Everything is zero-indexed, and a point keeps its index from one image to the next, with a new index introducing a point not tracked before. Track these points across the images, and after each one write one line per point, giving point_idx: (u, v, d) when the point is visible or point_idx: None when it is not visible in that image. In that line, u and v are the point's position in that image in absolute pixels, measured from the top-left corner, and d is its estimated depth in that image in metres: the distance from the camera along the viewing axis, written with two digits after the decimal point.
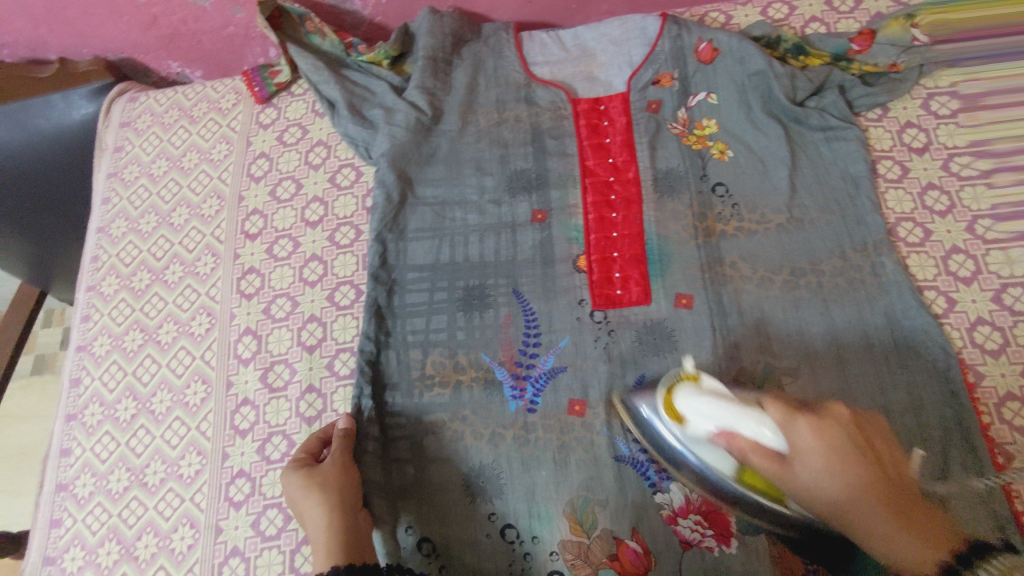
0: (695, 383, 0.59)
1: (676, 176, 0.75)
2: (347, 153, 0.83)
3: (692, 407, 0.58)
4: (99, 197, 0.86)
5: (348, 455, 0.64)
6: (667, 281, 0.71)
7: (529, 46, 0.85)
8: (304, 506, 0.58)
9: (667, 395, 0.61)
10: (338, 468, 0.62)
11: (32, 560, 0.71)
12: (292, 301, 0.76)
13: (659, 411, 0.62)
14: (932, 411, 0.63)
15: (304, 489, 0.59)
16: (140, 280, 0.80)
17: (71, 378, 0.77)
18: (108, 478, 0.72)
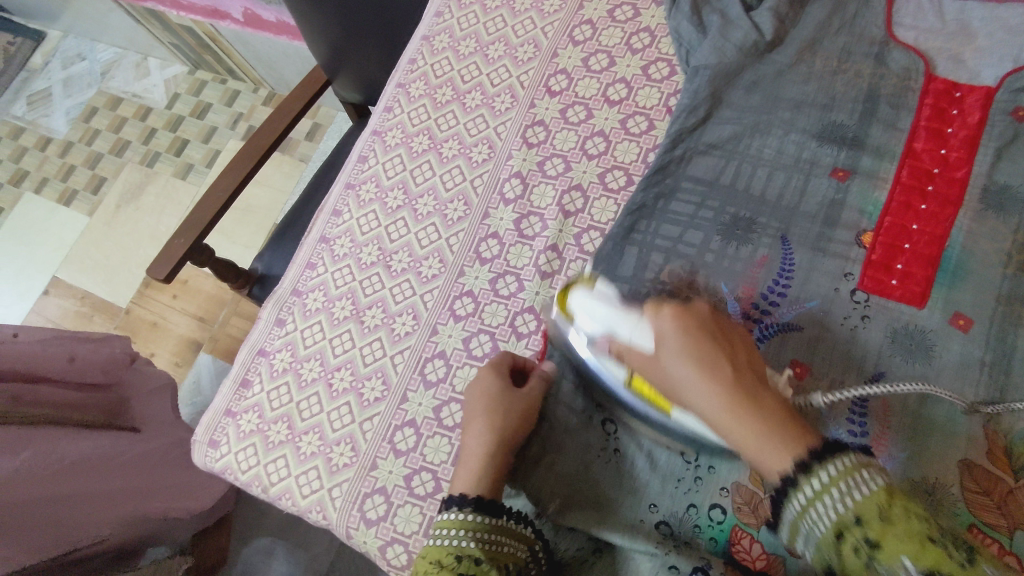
0: (590, 288, 0.62)
1: (1012, 196, 0.68)
2: (668, 49, 0.83)
3: (586, 312, 0.60)
4: (433, 9, 0.93)
5: (532, 403, 0.66)
6: (952, 294, 0.65)
7: (902, 4, 0.78)
8: (470, 428, 0.64)
9: (563, 294, 0.64)
10: (518, 407, 0.65)
11: (285, 287, 0.82)
12: (566, 164, 0.80)
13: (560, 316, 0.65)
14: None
15: (478, 411, 0.65)
16: (443, 94, 0.87)
17: (360, 155, 0.87)
18: (362, 248, 0.81)
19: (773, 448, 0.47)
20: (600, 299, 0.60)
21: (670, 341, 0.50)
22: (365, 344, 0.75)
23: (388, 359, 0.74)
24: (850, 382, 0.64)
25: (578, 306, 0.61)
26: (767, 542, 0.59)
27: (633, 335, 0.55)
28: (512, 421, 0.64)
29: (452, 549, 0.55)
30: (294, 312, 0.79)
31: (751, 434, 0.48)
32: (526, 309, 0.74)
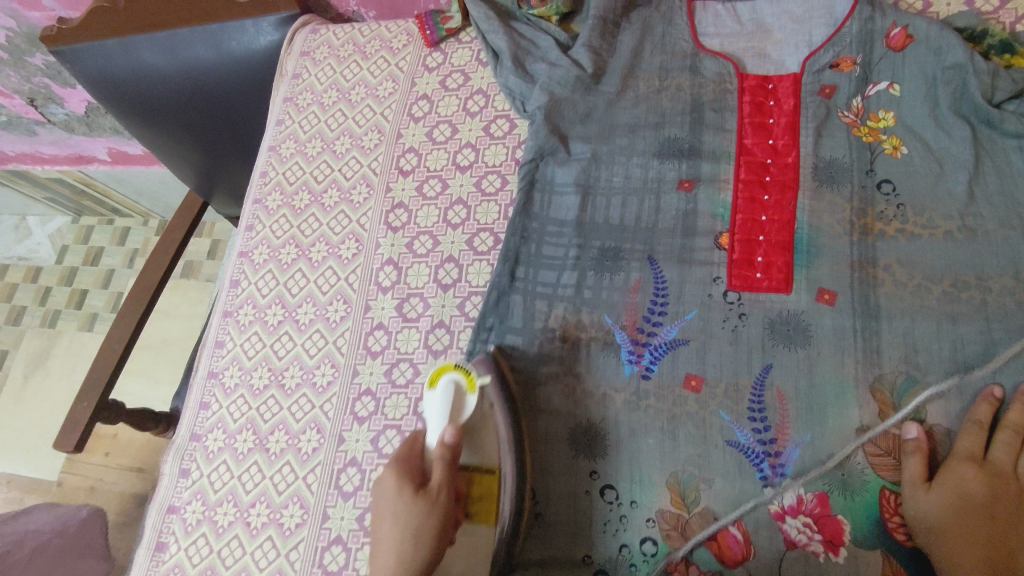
0: (464, 387, 0.66)
1: (840, 167, 0.72)
2: (504, 104, 0.84)
3: (439, 400, 0.64)
4: (274, 119, 0.94)
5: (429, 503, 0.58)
6: (812, 273, 0.68)
7: (702, 15, 0.82)
8: (379, 553, 0.57)
9: (439, 371, 0.66)
10: (431, 510, 0.58)
11: (182, 434, 0.78)
12: (433, 239, 0.80)
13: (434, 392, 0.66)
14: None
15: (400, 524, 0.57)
16: (301, 200, 0.87)
17: (231, 279, 0.85)
18: (252, 374, 0.79)
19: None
20: (444, 403, 0.64)
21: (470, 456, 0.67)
22: (276, 471, 0.73)
23: (301, 480, 0.72)
24: (743, 380, 0.66)
25: (438, 394, 0.65)
26: (701, 560, 0.62)
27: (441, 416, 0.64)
28: (417, 521, 0.57)
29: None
30: (197, 458, 0.76)
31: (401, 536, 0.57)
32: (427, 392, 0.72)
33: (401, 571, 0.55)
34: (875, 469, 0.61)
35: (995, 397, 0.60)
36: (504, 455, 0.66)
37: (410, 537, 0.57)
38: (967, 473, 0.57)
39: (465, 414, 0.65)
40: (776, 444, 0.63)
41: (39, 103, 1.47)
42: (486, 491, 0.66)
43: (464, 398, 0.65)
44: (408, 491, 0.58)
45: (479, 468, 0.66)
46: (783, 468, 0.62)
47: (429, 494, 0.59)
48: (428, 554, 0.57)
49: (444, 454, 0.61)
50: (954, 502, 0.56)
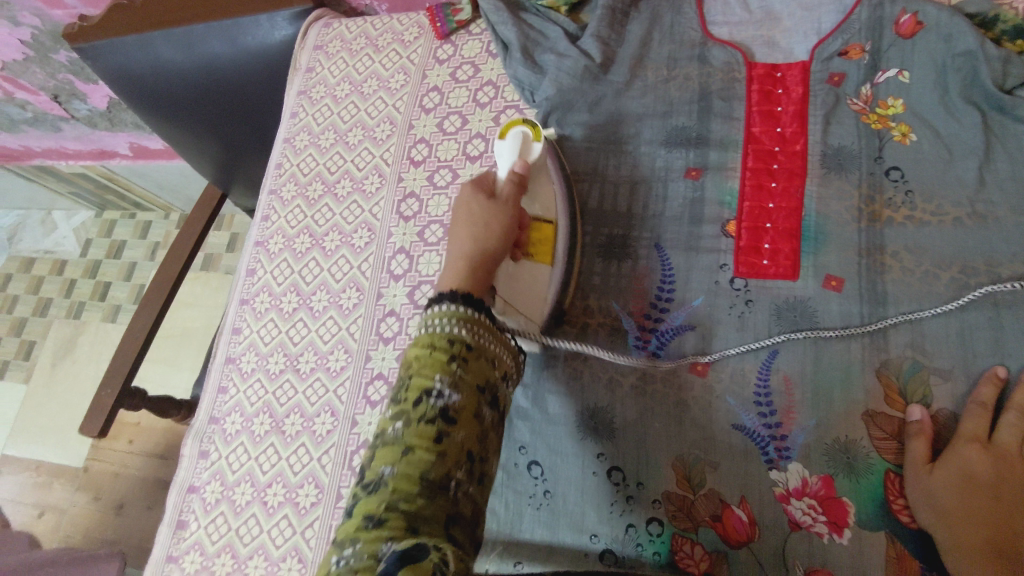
0: (530, 136, 0.72)
1: (849, 154, 0.72)
2: (514, 95, 0.85)
3: (507, 149, 0.71)
4: (289, 111, 0.96)
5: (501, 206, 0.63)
6: (819, 260, 0.69)
7: (711, 5, 0.82)
8: (451, 243, 0.60)
9: (507, 126, 0.74)
10: (506, 209, 0.63)
11: (201, 417, 0.81)
12: (444, 228, 0.81)
13: (505, 142, 0.72)
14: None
15: (467, 215, 0.62)
16: (315, 190, 0.89)
17: (247, 268, 0.87)
18: (268, 359, 0.81)
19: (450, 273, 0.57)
20: (511, 147, 0.72)
21: (536, 207, 0.70)
22: (291, 453, 0.75)
23: (315, 462, 0.74)
24: (749, 365, 0.67)
25: (508, 141, 0.72)
26: (707, 542, 0.62)
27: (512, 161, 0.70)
28: (493, 222, 0.61)
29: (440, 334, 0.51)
30: (215, 440, 0.79)
31: (472, 230, 0.60)
32: None
33: (470, 271, 0.57)
34: (879, 453, 0.61)
35: (997, 377, 0.60)
36: (558, 233, 0.71)
37: (476, 232, 0.60)
38: (970, 455, 0.57)
39: (532, 158, 0.72)
40: (782, 427, 0.64)
41: (63, 100, 1.51)
42: (540, 250, 0.69)
43: (530, 144, 0.72)
44: (483, 197, 0.63)
45: (538, 218, 0.70)
46: (788, 451, 0.63)
47: (500, 199, 0.64)
48: (496, 250, 0.60)
49: (516, 174, 0.67)
50: (957, 483, 0.56)
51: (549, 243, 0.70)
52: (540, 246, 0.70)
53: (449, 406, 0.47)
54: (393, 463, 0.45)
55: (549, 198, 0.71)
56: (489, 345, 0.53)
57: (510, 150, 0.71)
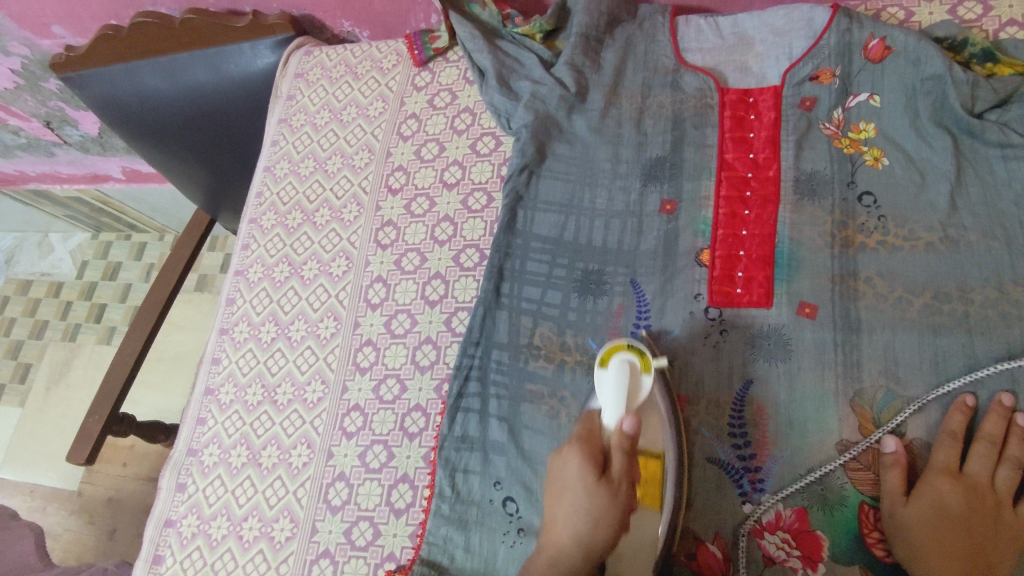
0: (639, 371, 0.61)
1: (821, 179, 0.71)
2: (490, 122, 0.86)
3: (606, 385, 0.60)
4: (270, 140, 0.97)
5: (603, 503, 0.55)
6: (793, 287, 0.68)
7: (684, 30, 0.82)
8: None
9: (608, 351, 0.63)
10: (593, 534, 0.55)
11: (179, 448, 0.81)
12: (421, 256, 0.81)
13: (602, 371, 0.62)
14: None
15: (554, 516, 0.56)
16: (293, 219, 0.89)
17: (227, 298, 0.88)
18: (246, 390, 0.81)
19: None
20: (614, 378, 0.60)
21: (652, 430, 0.62)
22: (267, 485, 0.75)
23: (291, 495, 0.73)
24: (724, 396, 0.66)
25: (607, 376, 0.61)
26: None
27: (612, 386, 0.60)
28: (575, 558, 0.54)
29: None
30: (193, 472, 0.79)
31: (563, 517, 0.55)
32: (413, 408, 0.74)
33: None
34: (853, 484, 0.61)
35: (967, 405, 0.60)
36: (667, 471, 0.61)
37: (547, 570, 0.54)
38: (942, 485, 0.58)
39: (636, 398, 0.61)
40: (756, 460, 0.63)
41: (55, 126, 1.52)
42: (647, 495, 0.60)
43: (639, 378, 0.61)
44: (593, 479, 0.56)
45: (643, 451, 0.62)
46: (762, 484, 0.62)
47: (610, 482, 0.56)
48: (597, 542, 0.55)
49: (623, 443, 0.57)
50: (934, 516, 0.56)
51: (646, 357, 0.65)
52: (649, 497, 0.60)
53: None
54: None
55: (655, 434, 0.62)
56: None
57: (610, 387, 0.60)
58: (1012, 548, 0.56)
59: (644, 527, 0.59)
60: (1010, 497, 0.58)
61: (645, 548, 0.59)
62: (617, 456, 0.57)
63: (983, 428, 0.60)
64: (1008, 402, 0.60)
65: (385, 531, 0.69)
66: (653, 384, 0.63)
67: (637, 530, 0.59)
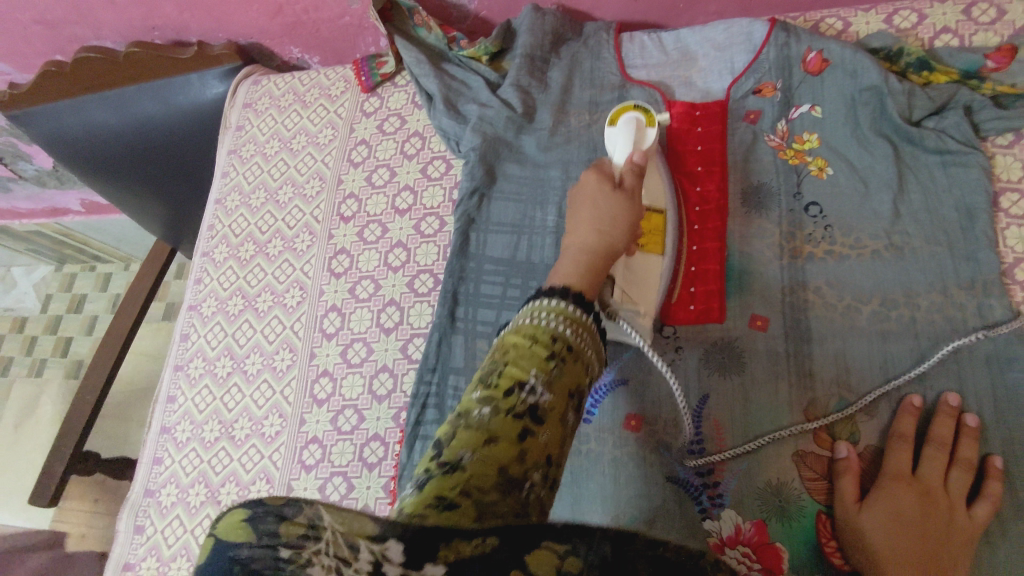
0: (645, 122, 0.69)
1: (767, 192, 0.72)
2: (441, 145, 0.85)
3: (624, 132, 0.67)
4: (221, 171, 0.96)
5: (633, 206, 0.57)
6: (744, 300, 0.69)
7: (628, 48, 0.83)
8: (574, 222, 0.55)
9: (622, 111, 0.71)
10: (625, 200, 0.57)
11: (136, 491, 0.79)
12: (375, 283, 0.80)
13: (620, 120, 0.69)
14: (1002, 462, 0.59)
15: (589, 194, 0.57)
16: (247, 250, 0.88)
17: (181, 333, 0.86)
18: (203, 427, 0.79)
19: (595, 211, 0.55)
20: (627, 127, 0.68)
21: (658, 197, 0.68)
22: None
23: None
24: (681, 415, 0.66)
25: (624, 124, 0.68)
26: None
27: (625, 139, 0.67)
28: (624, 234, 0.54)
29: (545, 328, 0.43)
30: (150, 514, 0.76)
31: (585, 220, 0.54)
32: (372, 437, 0.73)
33: (591, 279, 0.50)
34: (809, 494, 0.61)
35: (914, 406, 0.61)
36: (667, 226, 0.68)
37: (603, 223, 0.54)
38: (899, 491, 0.57)
39: (648, 142, 0.68)
40: (714, 474, 0.63)
41: (8, 160, 1.50)
42: (651, 238, 0.66)
43: (645, 131, 0.68)
44: (609, 187, 0.57)
45: (648, 208, 0.67)
46: (721, 498, 0.62)
47: (626, 191, 0.58)
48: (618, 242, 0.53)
49: (632, 176, 0.60)
50: (891, 518, 0.55)
51: (660, 237, 0.67)
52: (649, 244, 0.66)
53: (540, 405, 0.39)
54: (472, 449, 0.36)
55: (657, 186, 0.69)
56: (587, 349, 0.45)
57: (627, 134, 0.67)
58: (967, 550, 0.54)
59: (640, 265, 0.64)
60: (964, 499, 0.57)
61: (647, 278, 0.64)
62: (630, 176, 0.60)
63: (933, 429, 0.60)
64: (953, 402, 0.61)
65: None
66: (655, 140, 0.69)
67: (635, 265, 0.64)
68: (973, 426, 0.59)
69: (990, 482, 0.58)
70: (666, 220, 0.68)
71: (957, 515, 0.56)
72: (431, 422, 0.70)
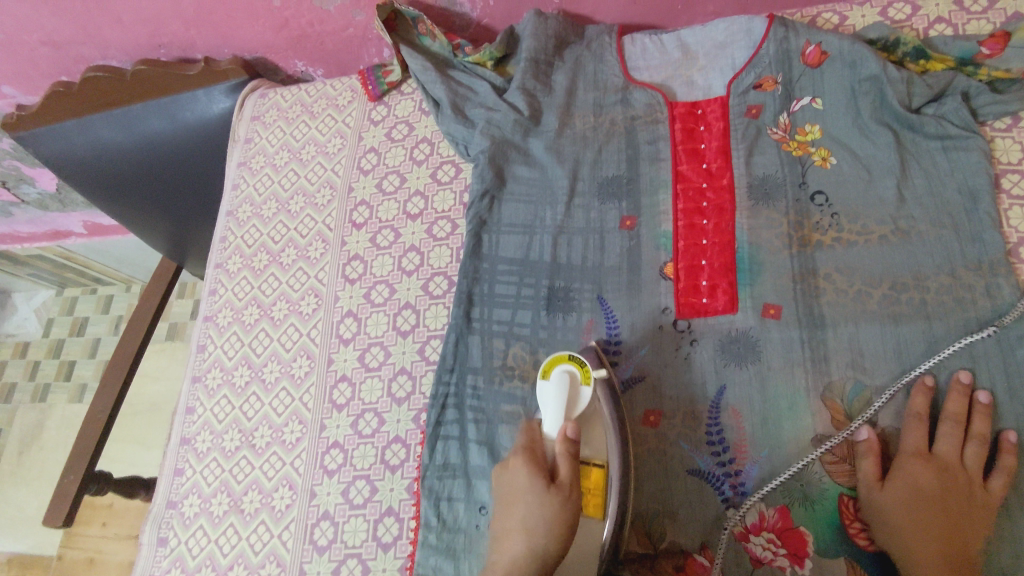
0: (579, 384, 0.64)
1: (774, 183, 0.73)
2: (449, 150, 0.87)
3: (550, 395, 0.63)
4: (230, 184, 0.97)
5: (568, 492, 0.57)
6: (755, 290, 0.70)
7: (630, 50, 0.85)
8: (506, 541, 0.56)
9: (551, 363, 0.66)
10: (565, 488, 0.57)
11: (158, 502, 0.79)
12: (390, 288, 0.81)
13: (545, 381, 0.64)
14: (1016, 436, 0.60)
15: (515, 490, 0.59)
16: (260, 261, 0.89)
17: (197, 345, 0.87)
18: (223, 437, 0.80)
19: (518, 540, 0.55)
20: (552, 395, 0.63)
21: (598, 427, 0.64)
22: (251, 532, 0.73)
23: (276, 538, 0.72)
24: (700, 406, 0.67)
25: (551, 387, 0.63)
26: None
27: (553, 424, 0.62)
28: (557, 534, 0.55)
29: None
30: (174, 525, 0.77)
31: (518, 492, 0.58)
32: (393, 440, 0.73)
33: (532, 556, 0.54)
34: (831, 477, 0.62)
35: (926, 385, 0.63)
36: (610, 486, 0.61)
37: (532, 529, 0.56)
38: (917, 471, 0.59)
39: (579, 408, 0.63)
40: (735, 463, 0.64)
41: (12, 184, 1.50)
42: (591, 503, 0.61)
43: (578, 391, 0.63)
44: (543, 485, 0.57)
45: (587, 460, 0.63)
46: (744, 486, 0.63)
47: (561, 488, 0.57)
48: (554, 545, 0.55)
49: (568, 449, 0.59)
50: (911, 502, 0.58)
51: (601, 497, 0.61)
52: (592, 498, 0.61)
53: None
54: None
55: (599, 441, 0.63)
56: None
57: (555, 405, 0.62)
58: (985, 527, 0.57)
59: (586, 535, 0.60)
60: (981, 475, 0.59)
61: (590, 477, 0.62)
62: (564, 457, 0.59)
63: (947, 408, 0.61)
64: (965, 379, 0.62)
65: (373, 568, 0.68)
66: (594, 397, 0.65)
67: (578, 539, 0.60)
68: (985, 402, 0.61)
69: (1005, 457, 0.59)
70: (608, 477, 0.61)
71: (976, 493, 0.58)
72: (450, 423, 0.70)
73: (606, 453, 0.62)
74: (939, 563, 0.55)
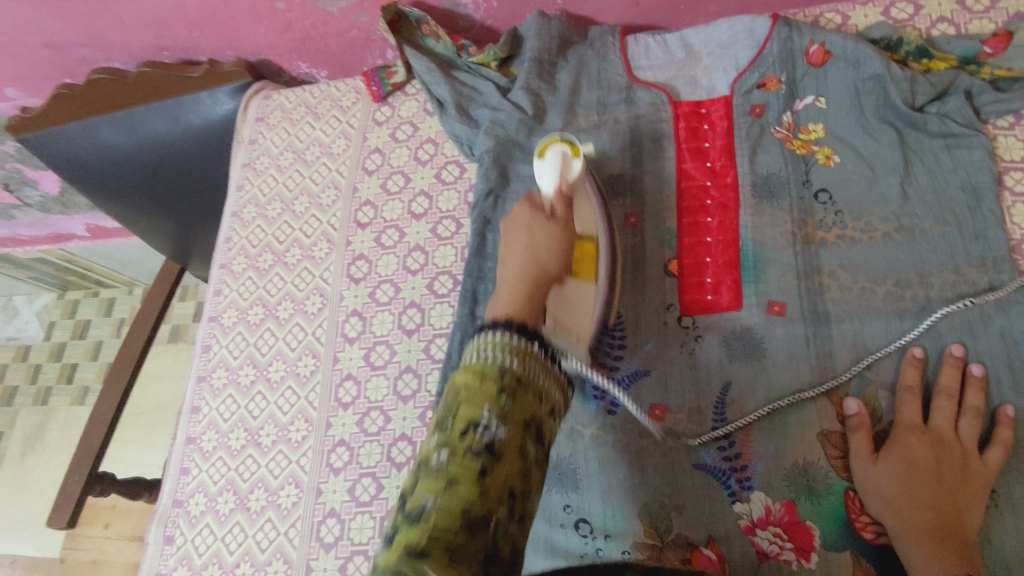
0: (572, 156, 0.70)
1: (777, 181, 0.74)
2: (453, 150, 0.87)
3: (550, 165, 0.69)
4: (235, 184, 0.97)
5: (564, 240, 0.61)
6: (760, 287, 0.70)
7: (633, 50, 0.85)
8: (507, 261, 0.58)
9: (547, 143, 0.72)
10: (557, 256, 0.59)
11: (164, 501, 0.79)
12: (395, 287, 0.82)
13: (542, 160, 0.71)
14: (1013, 410, 0.60)
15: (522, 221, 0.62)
16: (265, 260, 0.89)
17: (202, 344, 0.87)
18: (229, 435, 0.80)
19: (521, 256, 0.57)
20: (551, 164, 0.69)
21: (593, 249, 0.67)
22: (257, 530, 0.73)
23: (283, 536, 0.72)
24: (705, 402, 0.67)
25: (551, 158, 0.70)
26: None
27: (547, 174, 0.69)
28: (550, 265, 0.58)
29: (491, 364, 0.44)
30: (180, 524, 0.77)
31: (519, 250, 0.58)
32: (398, 438, 0.73)
33: (527, 282, 0.54)
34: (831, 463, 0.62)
35: (916, 358, 0.63)
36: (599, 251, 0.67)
37: (533, 248, 0.58)
38: (910, 442, 0.60)
39: (574, 172, 0.70)
40: (741, 458, 0.64)
41: (14, 186, 1.51)
42: (582, 267, 0.65)
43: (571, 162, 0.70)
44: (543, 217, 0.62)
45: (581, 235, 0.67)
46: (750, 481, 0.63)
47: (557, 219, 0.62)
48: (552, 264, 0.58)
49: (564, 204, 0.64)
50: (903, 472, 0.58)
51: (592, 263, 0.66)
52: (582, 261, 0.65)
53: (495, 441, 0.41)
54: (434, 495, 0.38)
55: (591, 286, 0.65)
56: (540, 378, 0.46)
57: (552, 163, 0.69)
58: (980, 495, 0.57)
59: (576, 291, 0.63)
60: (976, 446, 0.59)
61: (580, 310, 0.63)
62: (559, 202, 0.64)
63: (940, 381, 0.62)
64: (958, 353, 0.63)
65: None
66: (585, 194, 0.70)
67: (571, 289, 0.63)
68: (979, 375, 0.61)
69: (1001, 429, 0.59)
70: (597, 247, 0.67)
71: (971, 463, 0.58)
72: None
73: (594, 291, 0.65)
74: (932, 527, 0.55)
